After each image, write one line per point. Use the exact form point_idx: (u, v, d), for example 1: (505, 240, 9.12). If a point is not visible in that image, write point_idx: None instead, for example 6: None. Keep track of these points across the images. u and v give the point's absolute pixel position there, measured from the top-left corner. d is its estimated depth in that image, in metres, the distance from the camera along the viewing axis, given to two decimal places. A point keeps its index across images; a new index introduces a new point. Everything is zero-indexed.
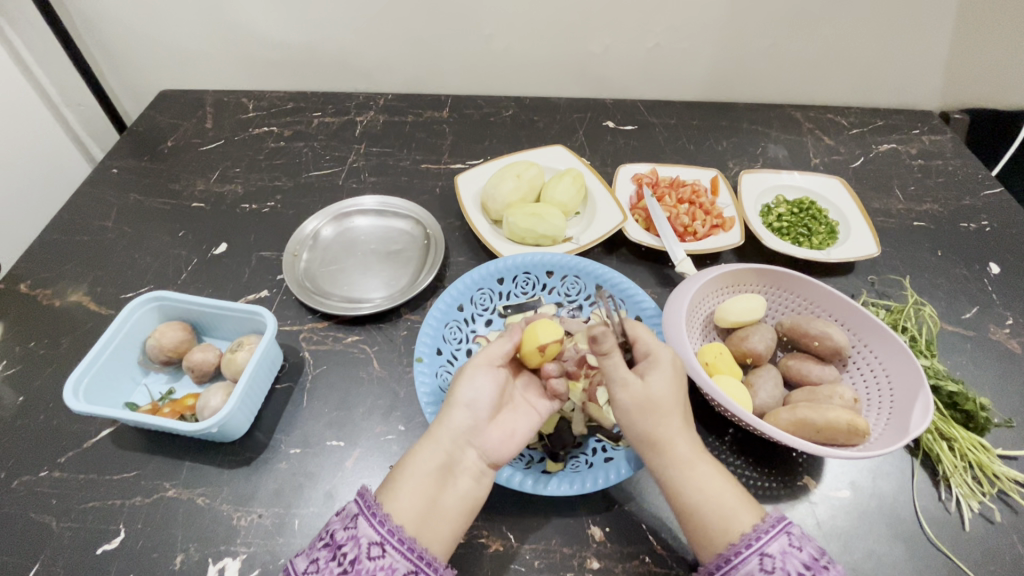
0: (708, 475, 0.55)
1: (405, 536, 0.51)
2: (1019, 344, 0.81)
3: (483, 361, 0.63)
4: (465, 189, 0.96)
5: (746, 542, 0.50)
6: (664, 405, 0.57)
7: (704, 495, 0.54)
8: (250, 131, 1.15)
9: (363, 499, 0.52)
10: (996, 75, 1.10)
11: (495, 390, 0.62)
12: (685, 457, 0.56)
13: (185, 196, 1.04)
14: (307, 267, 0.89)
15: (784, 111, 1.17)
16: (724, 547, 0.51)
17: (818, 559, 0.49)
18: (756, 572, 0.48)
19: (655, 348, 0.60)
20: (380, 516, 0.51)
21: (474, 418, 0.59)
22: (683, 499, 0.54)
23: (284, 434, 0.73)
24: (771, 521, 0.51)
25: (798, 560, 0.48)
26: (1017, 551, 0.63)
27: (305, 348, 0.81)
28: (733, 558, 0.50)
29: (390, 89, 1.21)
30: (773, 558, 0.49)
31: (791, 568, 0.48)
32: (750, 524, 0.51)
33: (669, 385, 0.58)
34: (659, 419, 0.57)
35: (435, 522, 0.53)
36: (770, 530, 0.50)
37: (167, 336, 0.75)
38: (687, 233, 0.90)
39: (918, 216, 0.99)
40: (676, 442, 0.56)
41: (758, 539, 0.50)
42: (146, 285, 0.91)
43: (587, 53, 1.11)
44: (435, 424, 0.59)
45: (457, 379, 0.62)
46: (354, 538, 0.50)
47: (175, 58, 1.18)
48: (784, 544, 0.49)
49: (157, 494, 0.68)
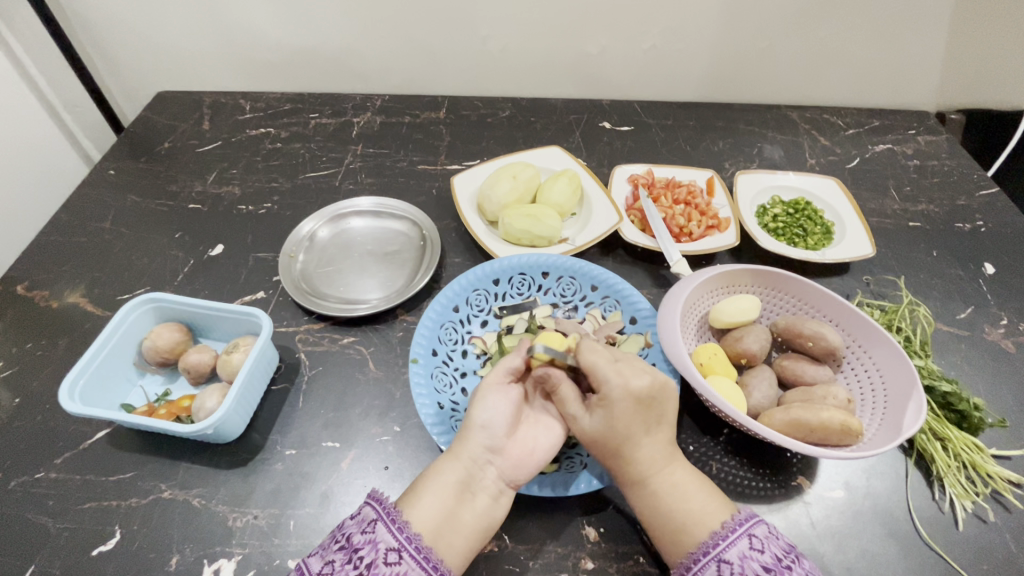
0: (676, 484, 0.58)
1: (422, 544, 0.51)
2: (1013, 344, 0.81)
3: (495, 379, 0.61)
4: (461, 189, 0.96)
5: (703, 550, 0.53)
6: (620, 429, 0.58)
7: (671, 505, 0.56)
8: (247, 133, 1.16)
9: (382, 505, 0.53)
10: (992, 74, 1.10)
11: (513, 409, 0.60)
12: (654, 469, 0.58)
13: (182, 197, 1.04)
14: (303, 268, 0.89)
15: (781, 112, 1.18)
16: (683, 557, 0.54)
17: (780, 559, 0.51)
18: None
19: (603, 379, 0.58)
20: (399, 522, 0.52)
21: (493, 437, 0.59)
22: (651, 510, 0.57)
23: (280, 435, 0.73)
24: (732, 526, 0.53)
25: (757, 563, 0.50)
26: (1010, 550, 0.64)
27: (301, 349, 0.82)
28: (693, 566, 0.52)
29: (386, 89, 1.21)
30: (731, 563, 0.51)
31: (749, 571, 0.50)
32: (711, 531, 0.54)
33: (625, 412, 0.57)
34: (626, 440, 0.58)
35: (454, 537, 0.54)
36: (727, 536, 0.53)
37: (163, 337, 0.75)
38: (683, 234, 0.90)
39: (914, 216, 0.99)
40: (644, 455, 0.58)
41: (716, 546, 0.52)
42: (143, 286, 0.91)
43: (583, 54, 1.11)
44: (456, 439, 0.60)
45: (475, 396, 0.61)
46: (372, 542, 0.51)
47: (172, 59, 1.18)
48: (743, 548, 0.52)
49: (153, 495, 0.68)
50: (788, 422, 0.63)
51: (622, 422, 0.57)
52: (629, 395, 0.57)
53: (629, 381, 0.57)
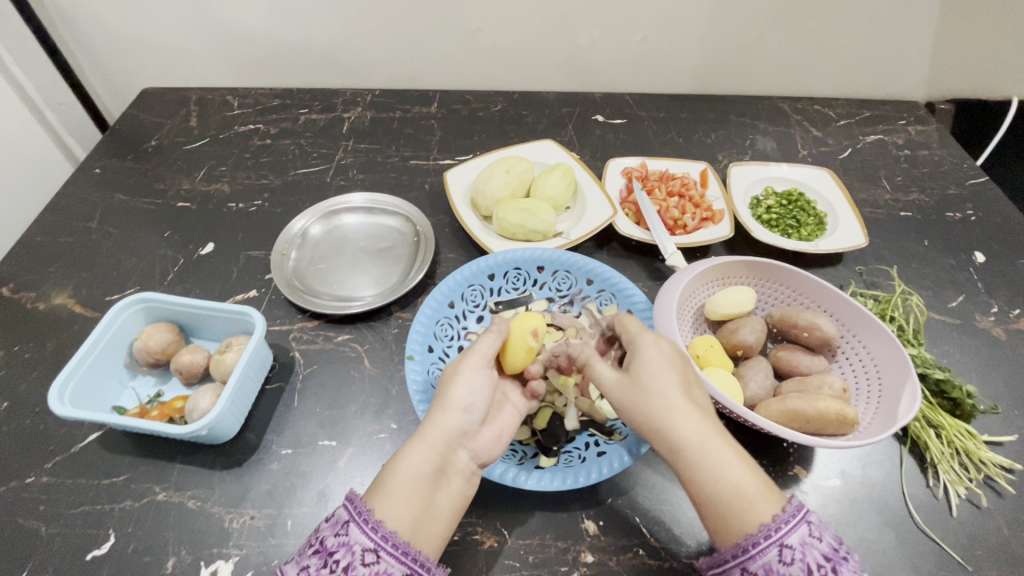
0: (721, 456, 0.52)
1: (399, 540, 0.49)
2: (1004, 331, 0.82)
3: (472, 363, 0.62)
4: (454, 185, 0.96)
5: (764, 533, 0.47)
6: (644, 387, 0.57)
7: (718, 484, 0.51)
8: (235, 130, 1.14)
9: (354, 505, 0.50)
10: (982, 64, 1.10)
11: (486, 392, 0.61)
12: (696, 439, 0.53)
13: (170, 196, 1.03)
14: (296, 266, 0.88)
15: (773, 103, 1.18)
16: (740, 538, 0.48)
17: (838, 550, 0.47)
18: (774, 563, 0.47)
19: (638, 337, 0.61)
20: (372, 521, 0.49)
21: (466, 421, 0.58)
22: (697, 484, 0.52)
23: (276, 435, 0.72)
24: (792, 510, 0.48)
25: (819, 552, 0.46)
26: (1003, 535, 0.64)
27: (295, 348, 0.81)
28: (750, 549, 0.47)
29: (377, 84, 1.20)
30: (793, 549, 0.47)
31: (811, 560, 0.46)
32: (770, 515, 0.48)
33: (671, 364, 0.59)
34: (657, 406, 0.55)
35: (431, 525, 0.53)
36: (790, 520, 0.47)
37: (154, 337, 0.74)
38: (677, 226, 0.90)
39: (905, 206, 1.00)
40: (682, 422, 0.54)
41: (778, 529, 0.47)
42: (131, 286, 0.90)
43: (575, 46, 1.10)
44: (425, 423, 0.57)
45: (450, 379, 0.60)
46: (346, 545, 0.48)
47: (157, 54, 1.16)
48: (805, 532, 0.47)
49: (147, 498, 0.67)
50: (789, 413, 0.64)
51: (658, 376, 0.57)
52: (665, 352, 0.60)
53: (660, 340, 0.61)
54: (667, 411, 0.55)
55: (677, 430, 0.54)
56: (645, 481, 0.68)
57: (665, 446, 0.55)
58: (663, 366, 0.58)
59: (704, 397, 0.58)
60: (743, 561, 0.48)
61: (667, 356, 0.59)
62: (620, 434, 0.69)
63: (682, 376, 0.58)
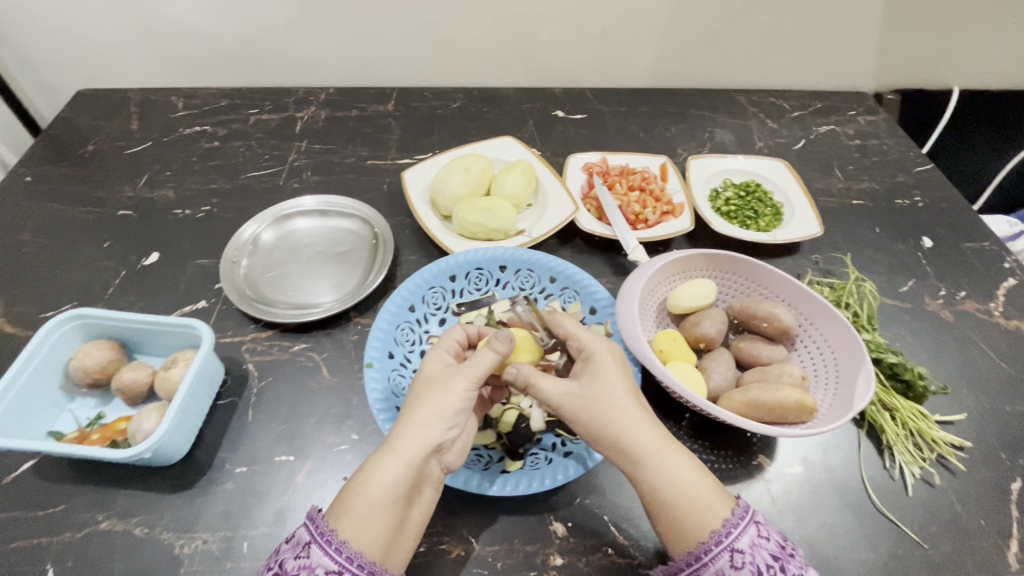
0: (675, 461, 0.54)
1: (365, 560, 0.48)
2: (952, 313, 0.85)
3: (463, 383, 0.56)
4: (412, 184, 0.93)
5: (716, 540, 0.50)
6: (602, 396, 0.57)
7: (674, 490, 0.52)
8: (180, 132, 1.08)
9: (315, 525, 0.49)
10: (926, 55, 1.14)
11: (468, 409, 0.57)
12: (652, 447, 0.54)
13: (110, 203, 0.97)
14: (247, 274, 0.84)
15: (730, 96, 1.19)
16: (694, 545, 0.50)
17: (781, 546, 0.51)
18: (727, 568, 0.49)
19: (588, 341, 0.61)
20: (336, 543, 0.48)
21: (445, 437, 0.54)
22: (653, 493, 0.53)
23: (229, 452, 0.69)
24: (740, 513, 0.51)
25: (767, 552, 0.50)
26: (955, 511, 0.67)
27: (248, 360, 0.77)
28: (704, 556, 0.50)
29: (331, 83, 1.16)
30: (743, 553, 0.49)
31: (761, 561, 0.49)
32: (722, 517, 0.51)
33: (621, 368, 0.59)
34: (613, 414, 0.56)
35: (400, 541, 0.51)
36: (739, 524, 0.50)
37: (92, 356, 0.69)
38: (638, 221, 0.90)
39: (857, 194, 1.02)
40: (638, 430, 0.55)
41: (728, 535, 0.50)
42: (68, 301, 0.84)
43: (533, 42, 1.09)
44: (396, 437, 0.53)
45: (432, 391, 0.55)
46: (308, 568, 0.47)
47: (92, 53, 1.10)
48: (753, 535, 0.50)
49: (88, 528, 0.63)
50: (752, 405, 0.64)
51: (618, 385, 0.58)
52: (615, 357, 0.60)
53: (610, 344, 0.61)
54: (625, 421, 0.55)
55: (635, 440, 0.55)
56: (613, 478, 0.68)
57: (621, 458, 0.55)
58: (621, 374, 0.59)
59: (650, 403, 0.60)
60: (698, 568, 0.50)
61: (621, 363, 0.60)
62: None
63: (631, 384, 0.58)
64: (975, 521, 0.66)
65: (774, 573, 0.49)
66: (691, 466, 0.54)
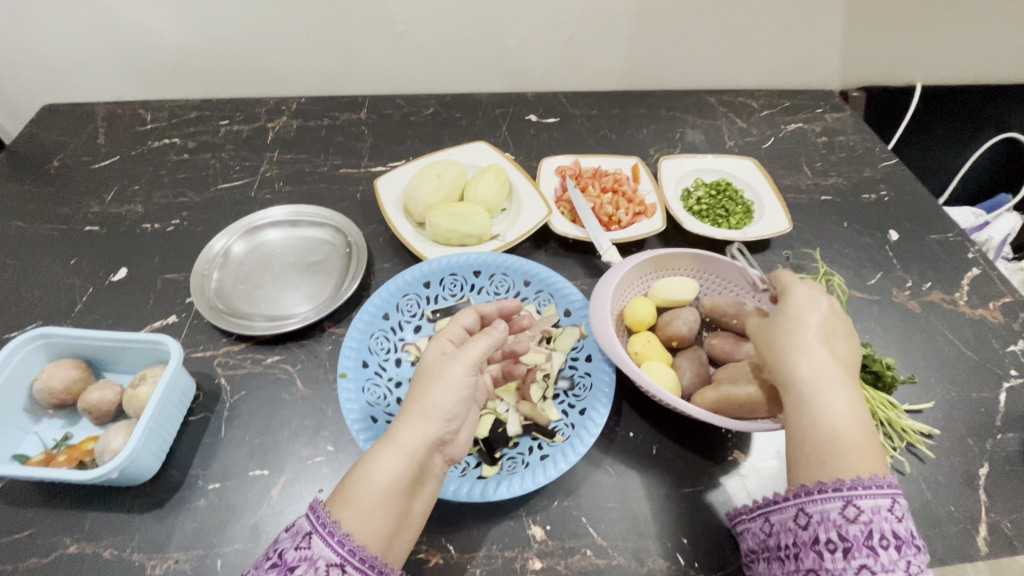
0: (836, 408, 0.51)
1: (369, 554, 0.46)
2: (918, 304, 0.87)
3: (459, 370, 0.54)
4: (385, 192, 0.93)
5: (835, 486, 0.49)
6: (781, 330, 0.57)
7: (816, 427, 0.51)
8: (148, 145, 1.07)
9: (316, 515, 0.46)
10: (888, 53, 1.17)
11: (468, 400, 0.55)
12: (814, 385, 0.52)
13: (76, 219, 0.95)
14: (218, 287, 0.83)
15: (700, 97, 1.21)
16: (810, 480, 0.51)
17: (909, 536, 0.47)
18: (833, 514, 0.48)
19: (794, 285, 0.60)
20: (339, 534, 0.45)
21: (446, 430, 0.53)
22: (795, 418, 0.53)
23: (201, 469, 0.68)
24: (879, 482, 0.49)
25: (888, 527, 0.47)
26: (925, 499, 0.68)
27: (220, 374, 0.76)
28: (815, 494, 0.50)
29: (302, 92, 1.15)
30: (860, 512, 0.48)
31: (877, 529, 0.47)
32: (855, 474, 0.49)
33: (814, 313, 0.57)
34: (788, 342, 0.55)
35: (403, 535, 0.50)
36: (872, 488, 0.48)
37: (57, 376, 0.68)
38: (612, 222, 0.91)
39: (826, 190, 1.04)
40: (808, 366, 0.53)
41: (852, 488, 0.48)
42: (33, 321, 0.82)
43: (503, 47, 1.09)
44: (395, 427, 0.51)
45: (431, 383, 0.53)
46: (309, 559, 0.45)
47: (56, 67, 1.08)
48: (880, 504, 0.48)
49: (55, 552, 0.62)
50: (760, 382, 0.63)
51: (805, 317, 0.56)
52: (813, 305, 0.57)
53: (815, 293, 0.58)
54: (797, 352, 0.54)
55: (796, 367, 0.54)
56: (591, 481, 0.68)
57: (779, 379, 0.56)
58: (812, 313, 0.57)
59: (846, 349, 0.56)
60: (803, 502, 0.51)
61: (819, 305, 0.57)
62: (562, 435, 0.68)
63: (825, 329, 0.56)
64: (945, 508, 0.67)
65: (884, 544, 0.46)
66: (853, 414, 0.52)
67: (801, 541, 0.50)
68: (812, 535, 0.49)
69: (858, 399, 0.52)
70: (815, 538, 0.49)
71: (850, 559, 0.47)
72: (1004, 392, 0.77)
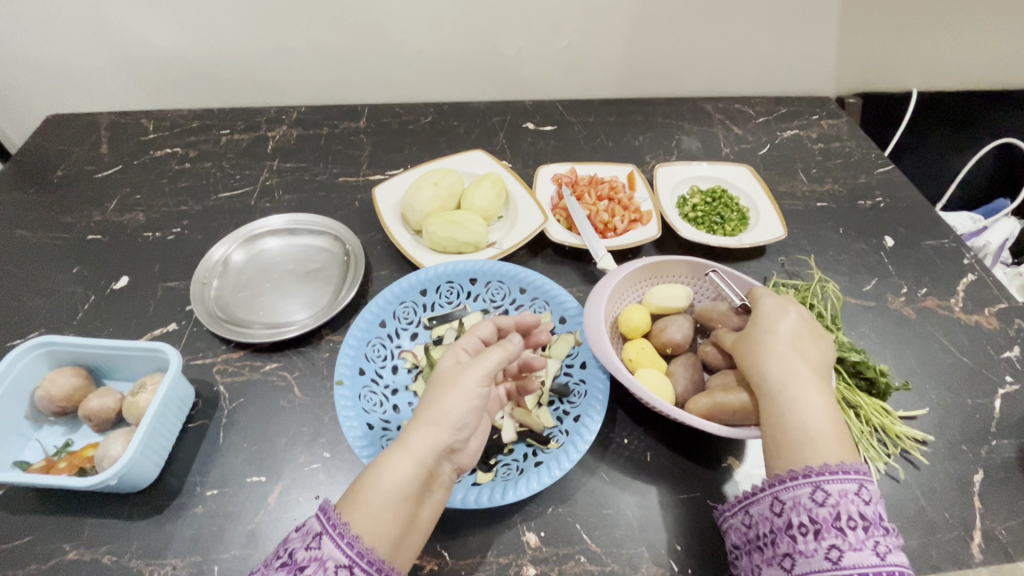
0: (802, 402, 0.55)
1: (376, 557, 0.46)
2: (914, 310, 0.87)
3: (472, 380, 0.55)
4: (383, 200, 0.94)
5: (805, 472, 0.51)
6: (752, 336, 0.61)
7: (786, 422, 0.55)
8: (150, 154, 1.08)
9: (326, 516, 0.47)
10: (883, 60, 1.18)
11: (480, 409, 0.55)
12: (781, 382, 0.56)
13: (78, 228, 0.96)
14: (218, 295, 0.84)
15: (696, 104, 1.22)
16: (783, 470, 0.53)
17: (878, 519, 0.49)
18: (804, 499, 0.50)
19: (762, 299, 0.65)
20: (348, 537, 0.46)
21: (457, 438, 0.53)
22: (769, 417, 0.56)
23: (199, 476, 0.68)
24: (846, 468, 0.51)
25: (856, 509, 0.49)
26: (920, 506, 0.68)
27: (219, 382, 0.77)
28: (787, 480, 0.52)
29: (302, 101, 1.17)
30: (829, 495, 0.50)
31: (845, 510, 0.49)
32: (822, 462, 0.51)
33: (780, 318, 0.61)
34: (756, 346, 0.60)
35: (409, 540, 0.50)
36: (840, 472, 0.50)
37: (58, 384, 0.69)
38: (607, 229, 0.91)
39: (821, 197, 1.05)
40: (776, 366, 0.57)
41: (820, 473, 0.50)
42: (35, 329, 0.83)
43: (500, 56, 1.11)
44: (407, 433, 0.52)
45: (444, 391, 0.54)
46: (319, 560, 0.45)
47: (60, 77, 1.09)
48: (847, 487, 0.50)
49: (55, 558, 0.62)
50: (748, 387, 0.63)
51: (773, 325, 0.61)
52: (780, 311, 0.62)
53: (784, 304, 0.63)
54: (765, 354, 0.59)
55: (764, 369, 0.58)
56: (585, 487, 0.69)
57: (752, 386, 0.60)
58: (782, 320, 0.61)
59: (816, 353, 0.59)
60: (777, 490, 0.52)
61: (787, 314, 0.61)
62: (557, 441, 0.68)
63: (793, 333, 0.60)
64: (940, 515, 0.67)
65: (852, 525, 0.48)
66: (823, 409, 0.55)
67: (776, 528, 0.52)
68: (786, 520, 0.51)
69: (828, 397, 0.56)
70: (789, 523, 0.51)
71: (820, 540, 0.48)
72: (999, 398, 0.77)
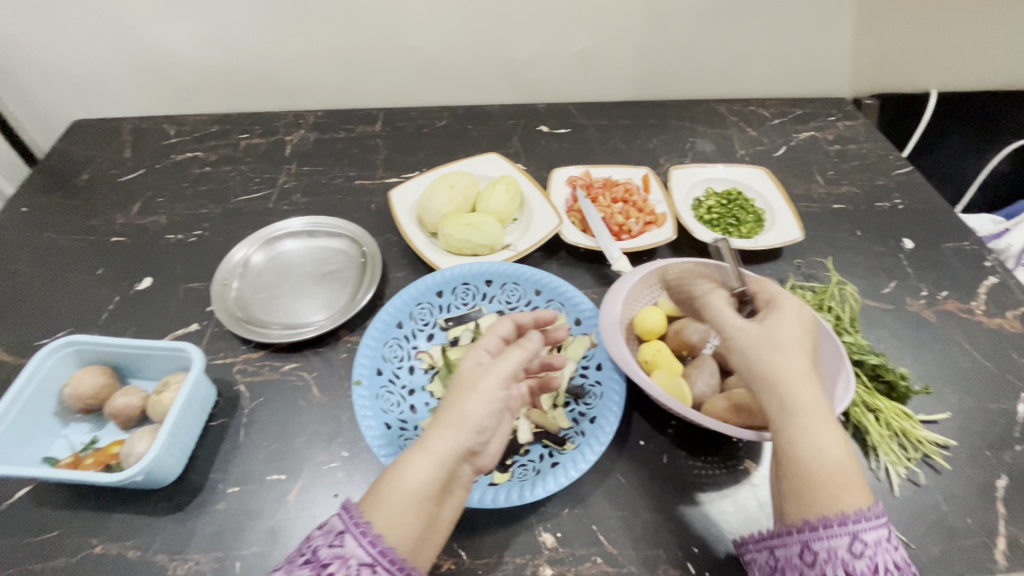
0: (827, 435, 0.51)
1: (398, 556, 0.47)
2: (934, 313, 0.86)
3: (491, 382, 0.55)
4: (399, 203, 0.95)
5: (841, 520, 0.48)
6: (775, 346, 0.54)
7: (811, 451, 0.50)
8: (172, 158, 1.11)
9: (349, 515, 0.48)
10: (900, 61, 1.17)
11: (500, 412, 0.56)
12: (807, 410, 0.51)
13: (103, 231, 0.99)
14: (238, 296, 0.86)
15: (710, 106, 1.21)
16: (813, 515, 0.49)
17: (903, 564, 0.48)
18: (841, 551, 0.47)
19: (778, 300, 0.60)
20: (370, 535, 0.47)
21: (477, 440, 0.53)
22: (795, 446, 0.50)
23: (221, 474, 0.70)
24: (877, 513, 0.48)
25: (888, 557, 0.48)
26: (941, 511, 0.67)
27: (239, 381, 0.78)
28: (821, 530, 0.48)
29: (318, 105, 1.19)
30: (865, 546, 0.47)
31: (879, 560, 0.47)
32: (855, 506, 0.48)
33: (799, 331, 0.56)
34: (782, 360, 0.53)
35: (429, 541, 0.51)
36: (874, 519, 0.48)
37: (85, 382, 0.71)
38: (622, 232, 0.91)
39: (838, 199, 1.04)
40: (802, 389, 0.52)
41: (856, 521, 0.48)
42: (62, 329, 0.85)
43: (514, 60, 1.12)
44: (427, 434, 0.52)
45: (464, 393, 0.55)
46: (342, 557, 0.46)
47: (85, 83, 1.12)
48: (880, 535, 0.48)
49: (82, 553, 0.64)
50: None
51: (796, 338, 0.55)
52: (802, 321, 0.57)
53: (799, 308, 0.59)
54: (795, 374, 0.52)
55: (795, 392, 0.52)
56: (601, 489, 0.69)
57: (769, 393, 0.53)
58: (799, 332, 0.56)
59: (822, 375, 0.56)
60: (808, 538, 0.48)
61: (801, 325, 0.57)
62: (574, 443, 0.68)
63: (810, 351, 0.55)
64: (962, 521, 0.66)
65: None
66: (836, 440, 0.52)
67: None
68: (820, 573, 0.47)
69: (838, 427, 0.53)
70: None
71: None
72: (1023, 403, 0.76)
